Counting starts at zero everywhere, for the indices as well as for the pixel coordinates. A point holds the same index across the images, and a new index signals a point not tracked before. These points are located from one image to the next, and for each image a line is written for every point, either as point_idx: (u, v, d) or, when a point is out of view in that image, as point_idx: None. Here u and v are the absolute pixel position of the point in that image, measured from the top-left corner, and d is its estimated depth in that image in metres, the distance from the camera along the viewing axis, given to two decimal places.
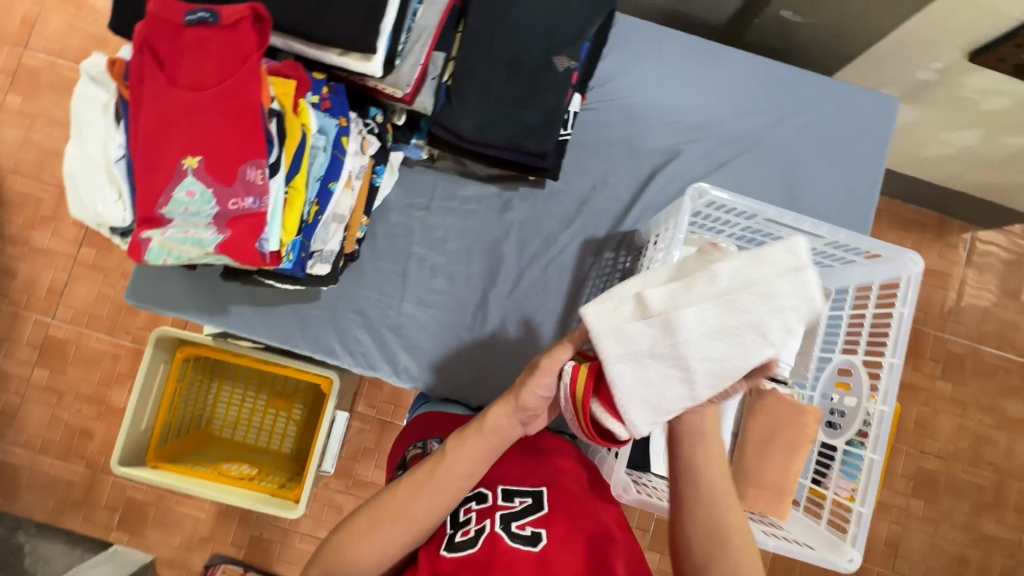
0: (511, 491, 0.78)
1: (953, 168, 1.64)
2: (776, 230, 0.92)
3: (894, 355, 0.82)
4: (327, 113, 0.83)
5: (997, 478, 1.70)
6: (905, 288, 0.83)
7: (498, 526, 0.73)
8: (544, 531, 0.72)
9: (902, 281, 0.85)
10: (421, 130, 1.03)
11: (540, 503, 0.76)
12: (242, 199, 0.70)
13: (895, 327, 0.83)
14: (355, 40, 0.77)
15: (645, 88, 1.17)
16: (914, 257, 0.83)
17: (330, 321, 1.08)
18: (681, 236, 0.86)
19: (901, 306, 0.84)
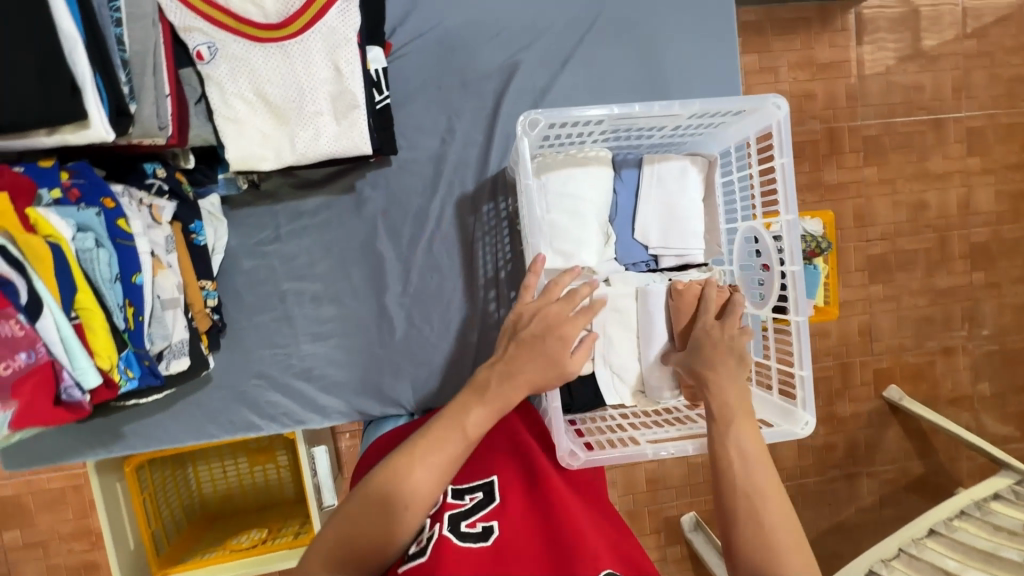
0: (460, 490, 0.74)
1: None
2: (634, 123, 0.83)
3: (789, 212, 0.77)
4: (80, 204, 0.69)
5: (938, 235, 1.65)
6: (779, 136, 0.77)
7: (448, 527, 0.67)
8: (497, 522, 0.68)
9: (775, 129, 0.78)
10: (222, 163, 0.89)
11: (492, 494, 0.73)
12: (11, 359, 0.58)
13: (782, 182, 0.77)
14: (53, 112, 0.62)
15: (450, 7, 1.00)
16: (778, 99, 0.76)
17: (234, 396, 1.00)
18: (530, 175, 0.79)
19: (780, 156, 0.77)
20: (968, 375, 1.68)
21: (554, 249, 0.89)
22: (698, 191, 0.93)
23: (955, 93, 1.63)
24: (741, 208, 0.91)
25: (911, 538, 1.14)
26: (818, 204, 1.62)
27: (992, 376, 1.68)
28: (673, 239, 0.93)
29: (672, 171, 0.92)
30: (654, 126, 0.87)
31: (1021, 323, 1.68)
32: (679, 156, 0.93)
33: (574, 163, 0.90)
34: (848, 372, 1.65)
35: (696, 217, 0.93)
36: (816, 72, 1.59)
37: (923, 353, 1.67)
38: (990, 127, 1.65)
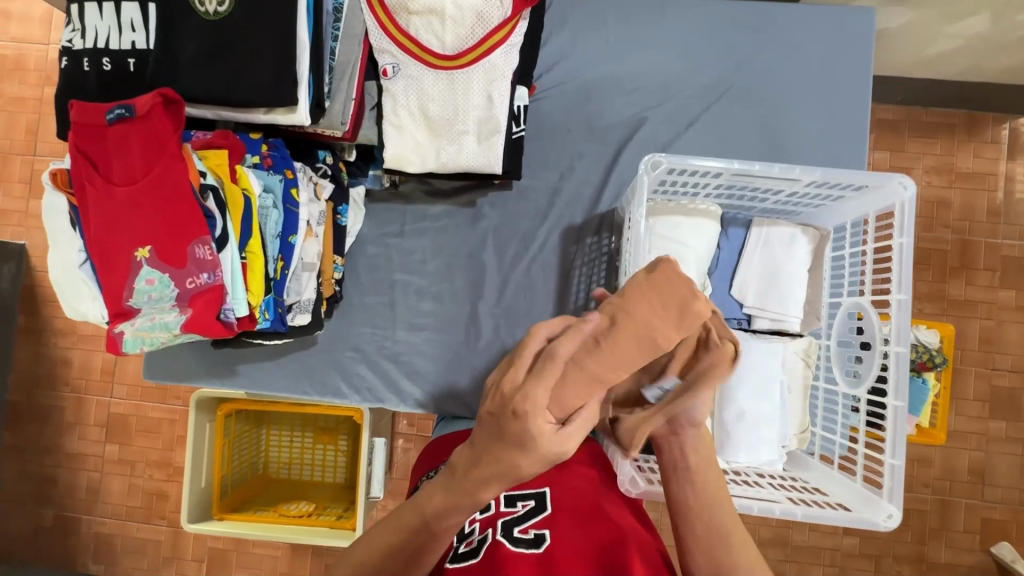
0: (513, 496, 0.79)
1: (969, 59, 1.34)
2: (751, 181, 0.87)
3: (901, 291, 0.76)
4: (270, 171, 0.85)
5: None
6: (900, 217, 0.77)
7: (501, 533, 0.72)
8: (548, 530, 0.72)
9: (896, 209, 0.79)
10: (376, 161, 1.04)
11: (543, 505, 0.77)
12: (196, 277, 0.72)
13: (897, 261, 0.77)
14: (275, 95, 0.78)
15: (593, 62, 1.12)
16: (904, 180, 0.76)
17: (331, 363, 1.11)
18: (643, 211, 0.85)
19: (899, 236, 0.77)
20: None
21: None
22: (806, 260, 0.94)
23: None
24: (849, 284, 0.89)
25: None
26: (938, 316, 1.50)
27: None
28: (771, 302, 0.94)
29: (781, 236, 0.94)
30: (768, 190, 0.90)
31: None
32: (791, 223, 0.95)
33: (682, 212, 0.95)
34: (949, 510, 1.46)
35: (798, 286, 0.93)
36: (955, 180, 1.52)
37: None
38: None
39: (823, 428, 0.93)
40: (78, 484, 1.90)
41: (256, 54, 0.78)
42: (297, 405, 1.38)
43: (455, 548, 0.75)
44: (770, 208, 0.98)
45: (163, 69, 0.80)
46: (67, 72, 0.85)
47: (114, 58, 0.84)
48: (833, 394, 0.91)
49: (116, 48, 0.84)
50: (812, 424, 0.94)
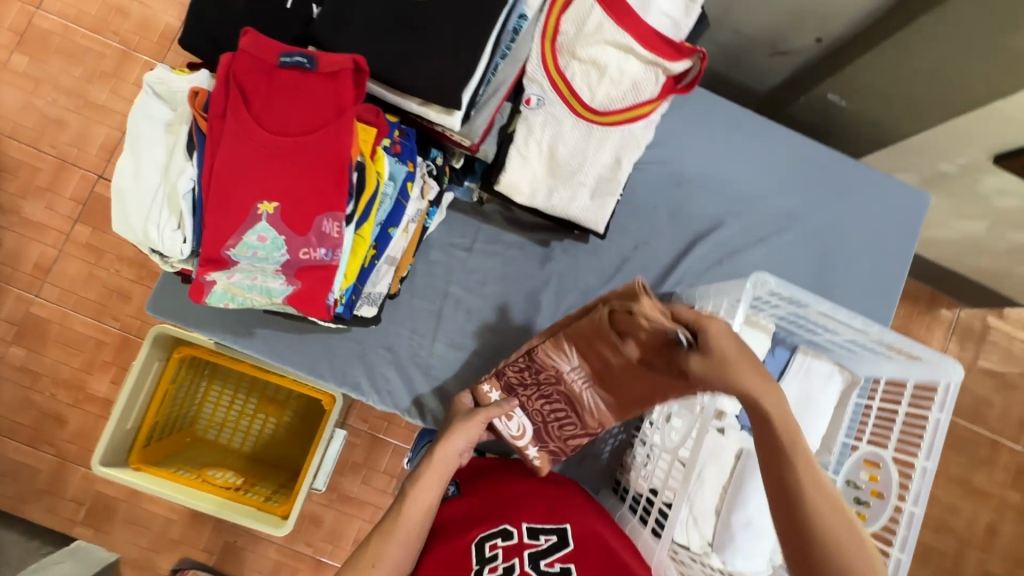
0: (535, 529, 0.81)
1: (954, 252, 1.57)
2: (822, 320, 0.95)
3: (928, 460, 0.85)
4: (397, 158, 0.81)
5: (961, 548, 1.64)
6: (942, 394, 0.86)
7: (528, 563, 0.76)
8: (572, 565, 0.77)
9: (939, 387, 0.87)
10: (474, 174, 1.02)
11: (564, 540, 0.80)
12: (314, 250, 0.67)
13: (930, 432, 0.86)
14: (440, 94, 0.75)
15: (694, 155, 1.18)
16: (956, 366, 0.85)
17: (358, 355, 1.06)
18: (738, 317, 0.87)
19: (937, 411, 0.86)
20: None
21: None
22: (835, 399, 1.03)
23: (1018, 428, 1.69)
24: (868, 434, 0.98)
25: None
26: None
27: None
28: (797, 427, 1.02)
29: (820, 370, 1.04)
30: (827, 330, 0.98)
31: None
32: (830, 360, 1.05)
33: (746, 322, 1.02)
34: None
35: (822, 418, 1.02)
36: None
37: None
38: None
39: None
40: None
41: (436, 46, 0.75)
42: (281, 377, 1.28)
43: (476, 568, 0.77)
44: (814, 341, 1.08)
45: (331, 23, 0.76)
46: None
47: None
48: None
49: None
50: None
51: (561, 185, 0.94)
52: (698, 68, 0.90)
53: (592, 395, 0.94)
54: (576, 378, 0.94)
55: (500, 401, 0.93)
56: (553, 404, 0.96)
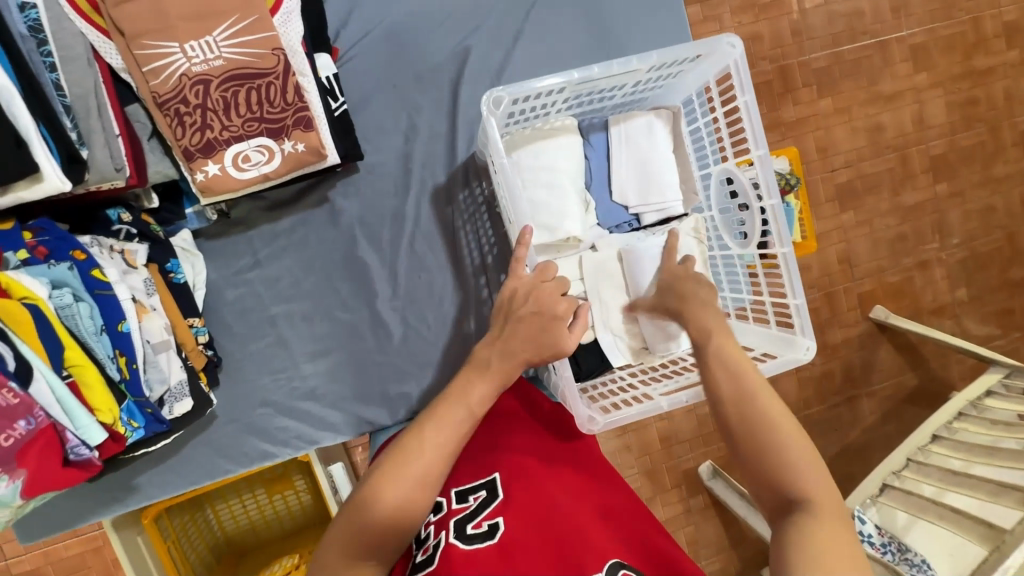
0: (462, 491, 0.74)
1: None
2: (594, 86, 0.85)
3: (760, 146, 0.80)
4: (51, 261, 0.67)
5: (899, 156, 1.68)
6: (738, 75, 0.80)
7: (454, 533, 0.68)
8: (501, 517, 0.68)
9: (733, 68, 0.81)
10: (187, 195, 0.87)
11: (495, 491, 0.73)
12: (11, 428, 0.56)
13: (748, 117, 0.81)
14: (3, 169, 0.58)
15: (391, 3, 0.98)
16: (730, 39, 0.78)
17: (245, 429, 0.98)
18: (501, 156, 0.80)
19: (742, 94, 0.80)
20: (945, 281, 1.74)
21: (538, 224, 0.90)
22: (669, 143, 0.94)
23: (894, 12, 1.63)
24: (712, 152, 0.94)
25: (916, 446, 1.22)
26: (781, 143, 1.62)
27: (977, 281, 1.75)
28: (650, 195, 0.95)
29: (639, 127, 0.93)
30: (610, 86, 0.88)
31: (986, 227, 1.74)
32: (644, 111, 0.94)
33: (540, 136, 0.91)
34: (839, 298, 1.70)
35: (670, 169, 0.94)
36: (759, 14, 1.57)
37: (901, 270, 1.72)
38: (931, 42, 1.66)
39: (731, 291, 0.96)
40: None
41: None
42: None
43: (413, 553, 0.70)
44: (621, 102, 0.97)
45: None
46: None
47: None
48: (730, 259, 0.95)
49: None
50: (721, 290, 0.97)
51: (257, 144, 0.77)
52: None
53: (284, 134, 0.77)
54: (205, 54, 0.72)
55: (227, 165, 0.76)
56: (238, 97, 0.74)
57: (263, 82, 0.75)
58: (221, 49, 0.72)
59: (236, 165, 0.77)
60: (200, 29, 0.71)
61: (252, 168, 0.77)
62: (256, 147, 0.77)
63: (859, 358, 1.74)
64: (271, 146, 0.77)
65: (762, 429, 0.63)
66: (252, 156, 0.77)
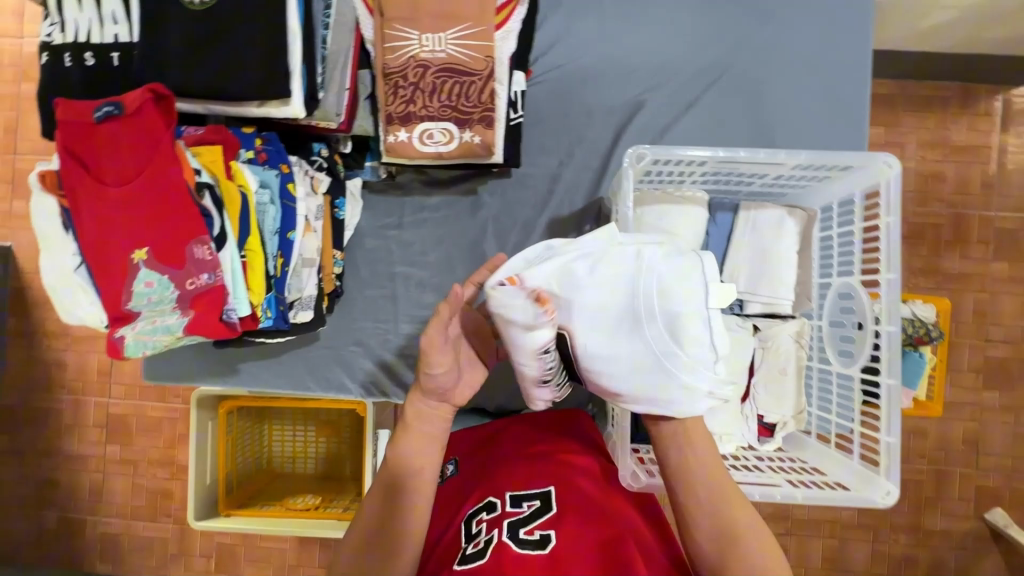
0: (518, 496, 0.78)
1: (964, 32, 1.29)
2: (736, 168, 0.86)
3: (890, 270, 0.75)
4: (265, 166, 0.83)
5: None
6: (886, 194, 0.76)
7: (508, 533, 0.71)
8: (553, 531, 0.71)
9: (881, 188, 0.77)
10: (371, 151, 1.01)
11: (548, 504, 0.76)
12: (197, 277, 0.71)
13: (884, 240, 0.76)
14: (269, 88, 0.76)
15: (587, 48, 1.09)
16: (888, 159, 0.75)
17: (335, 358, 1.11)
18: (629, 207, 0.82)
19: (886, 215, 0.76)
20: None
21: None
22: (795, 243, 0.93)
23: None
24: (839, 265, 0.89)
25: None
26: (932, 291, 1.49)
27: None
28: (761, 285, 0.94)
29: (770, 218, 0.94)
30: (755, 174, 0.89)
31: None
32: (778, 206, 0.94)
33: (668, 200, 0.93)
34: (954, 481, 1.49)
35: (788, 267, 0.93)
36: (950, 153, 1.48)
37: None
38: None
39: (818, 409, 0.92)
40: (81, 483, 1.88)
41: (243, 43, 0.76)
42: (298, 400, 1.37)
43: (462, 547, 0.74)
44: (757, 192, 0.98)
45: (147, 62, 0.78)
46: (49, 67, 0.82)
47: (97, 51, 0.81)
48: (826, 374, 0.91)
49: (98, 41, 0.81)
50: (809, 404, 0.93)
51: (441, 126, 0.89)
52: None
53: (467, 126, 0.89)
54: (434, 46, 0.86)
55: (412, 136, 0.89)
56: (443, 86, 0.88)
57: (468, 80, 0.88)
58: (447, 45, 0.86)
59: (415, 140, 0.90)
60: (438, 26, 0.86)
61: (424, 145, 0.90)
62: (439, 130, 0.90)
63: (957, 559, 1.50)
64: (452, 132, 0.90)
65: (738, 540, 0.64)
66: (432, 136, 0.90)
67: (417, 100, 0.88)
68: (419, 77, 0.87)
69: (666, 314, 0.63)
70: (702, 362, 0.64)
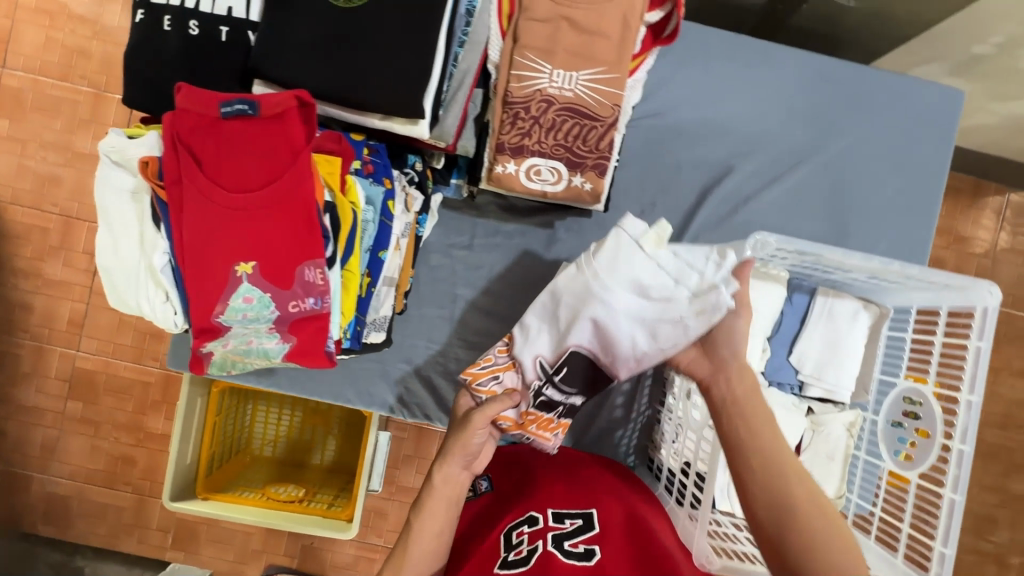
0: (560, 513, 0.76)
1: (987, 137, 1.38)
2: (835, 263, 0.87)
3: (972, 393, 0.78)
4: (371, 179, 0.77)
5: None
6: (981, 321, 0.79)
7: (552, 544, 0.70)
8: (598, 546, 0.70)
9: (976, 313, 0.80)
10: (459, 169, 0.96)
11: (590, 523, 0.75)
12: (303, 300, 0.65)
13: (971, 361, 0.79)
14: (401, 104, 0.69)
15: (687, 103, 1.08)
16: (991, 286, 0.78)
17: (380, 373, 1.06)
18: None
19: (977, 338, 0.79)
20: None
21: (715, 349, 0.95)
22: (864, 337, 0.96)
23: None
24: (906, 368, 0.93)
25: None
26: None
27: None
28: (826, 372, 0.96)
29: (844, 309, 0.96)
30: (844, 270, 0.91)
31: None
32: (854, 298, 0.97)
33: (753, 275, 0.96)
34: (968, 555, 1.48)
35: (853, 359, 0.96)
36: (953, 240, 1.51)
37: None
38: None
39: (859, 497, 0.96)
40: (30, 437, 1.53)
41: (383, 48, 0.69)
42: None
43: (502, 555, 0.72)
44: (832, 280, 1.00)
45: (266, 48, 0.70)
46: (144, 28, 0.73)
47: (204, 21, 0.72)
48: (873, 467, 0.95)
49: (208, 11, 0.72)
50: (850, 491, 0.97)
51: (552, 165, 0.86)
52: (676, 16, 0.82)
53: (579, 168, 0.86)
54: (563, 83, 0.82)
55: (520, 170, 0.85)
56: (562, 124, 0.84)
57: (589, 123, 0.84)
58: (578, 84, 0.83)
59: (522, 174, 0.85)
60: (572, 63, 0.82)
61: (531, 181, 0.86)
62: (548, 167, 0.86)
63: None
64: (562, 172, 0.86)
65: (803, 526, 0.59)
66: (540, 173, 0.86)
67: (533, 133, 0.84)
68: (540, 111, 0.83)
69: (626, 282, 0.74)
70: (680, 292, 0.71)
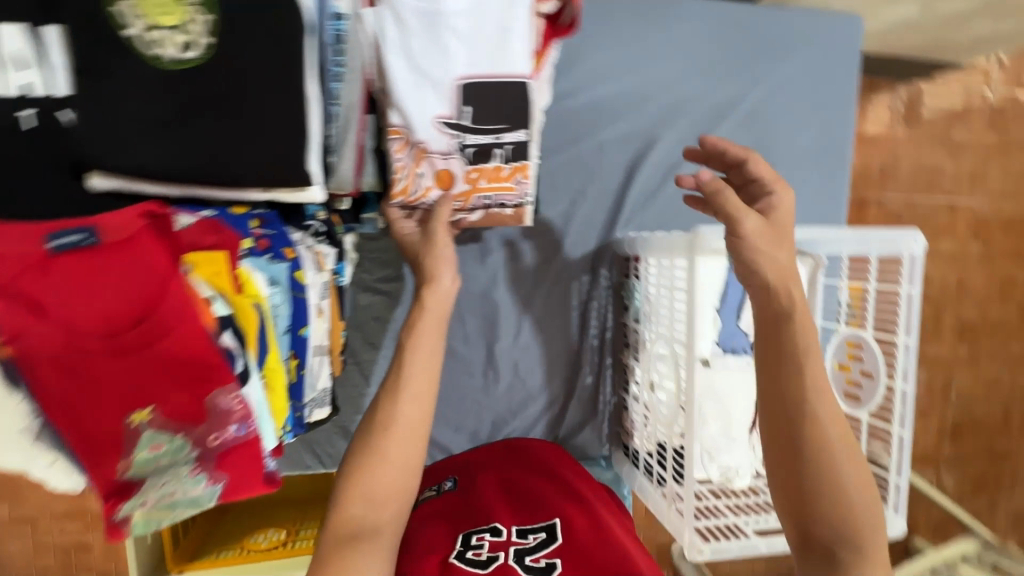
0: (524, 529, 0.72)
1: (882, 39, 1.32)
2: None
3: (909, 336, 0.83)
4: (268, 255, 0.66)
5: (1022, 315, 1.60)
6: (909, 267, 0.83)
7: (513, 558, 0.66)
8: (559, 559, 0.65)
9: (904, 258, 0.84)
10: (371, 203, 0.85)
11: (555, 534, 0.70)
12: (224, 430, 0.56)
13: (904, 307, 0.83)
14: (286, 175, 0.59)
15: (599, 78, 1.01)
16: (915, 235, 0.81)
17: (338, 429, 0.99)
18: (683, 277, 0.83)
19: (907, 285, 0.84)
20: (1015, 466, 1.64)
21: None
22: None
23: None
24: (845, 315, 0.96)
25: None
26: None
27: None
28: None
29: None
30: None
31: None
32: None
33: None
34: (927, 431, 1.60)
35: None
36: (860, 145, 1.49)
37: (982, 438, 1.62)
38: None
39: None
40: None
41: (248, 112, 0.57)
42: None
43: (457, 549, 0.69)
44: None
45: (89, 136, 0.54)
46: None
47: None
48: None
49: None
50: None
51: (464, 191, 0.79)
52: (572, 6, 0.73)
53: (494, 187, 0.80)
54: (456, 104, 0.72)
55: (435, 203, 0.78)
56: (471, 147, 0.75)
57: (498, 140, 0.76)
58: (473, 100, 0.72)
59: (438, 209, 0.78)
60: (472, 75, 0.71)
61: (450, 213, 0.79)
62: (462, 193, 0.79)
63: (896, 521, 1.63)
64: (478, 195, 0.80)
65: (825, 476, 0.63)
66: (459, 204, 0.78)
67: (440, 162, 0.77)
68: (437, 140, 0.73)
69: None
70: None
